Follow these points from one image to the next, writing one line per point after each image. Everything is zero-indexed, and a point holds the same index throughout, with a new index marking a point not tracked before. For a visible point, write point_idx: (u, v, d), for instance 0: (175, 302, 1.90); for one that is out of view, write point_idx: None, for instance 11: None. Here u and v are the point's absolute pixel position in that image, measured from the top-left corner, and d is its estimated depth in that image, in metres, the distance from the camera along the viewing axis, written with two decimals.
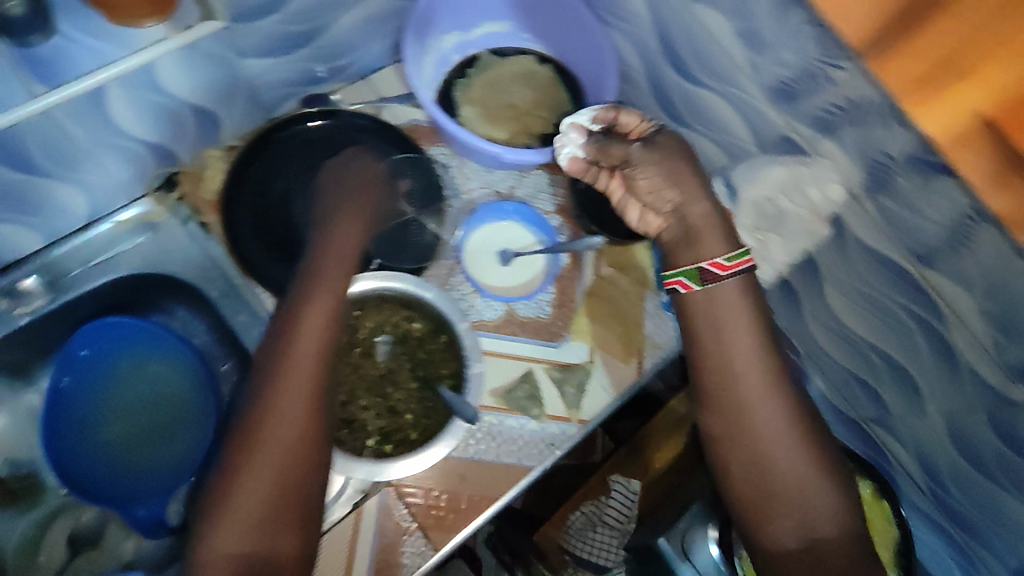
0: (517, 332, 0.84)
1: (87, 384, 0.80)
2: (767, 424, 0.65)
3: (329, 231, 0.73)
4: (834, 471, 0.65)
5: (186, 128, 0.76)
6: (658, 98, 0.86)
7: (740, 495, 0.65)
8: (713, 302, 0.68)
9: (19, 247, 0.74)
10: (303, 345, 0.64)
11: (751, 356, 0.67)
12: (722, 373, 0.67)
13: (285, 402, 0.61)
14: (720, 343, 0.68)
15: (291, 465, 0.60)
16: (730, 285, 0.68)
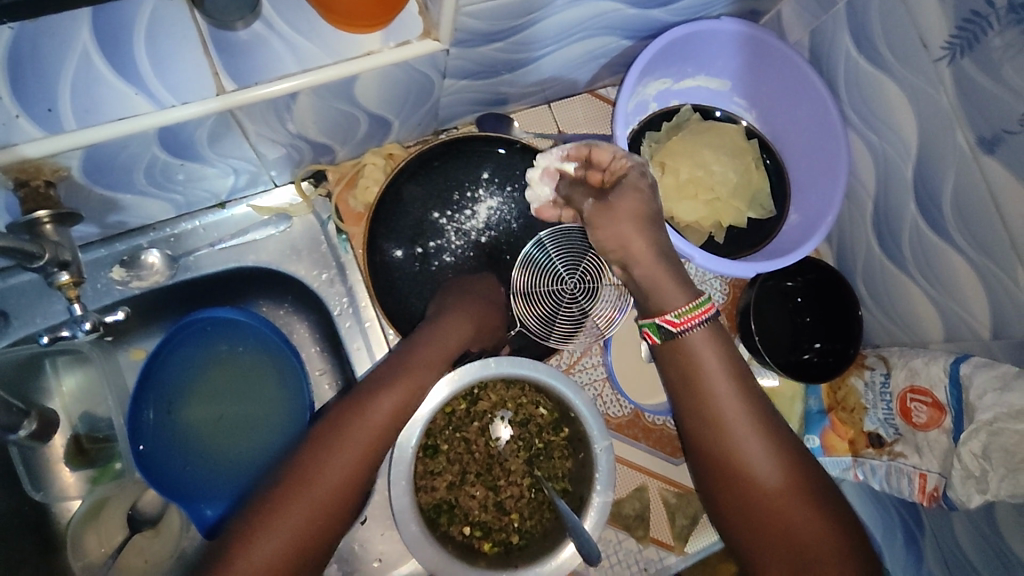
0: (642, 437, 0.75)
1: (176, 364, 0.75)
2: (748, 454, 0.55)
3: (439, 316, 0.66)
4: (839, 518, 0.54)
5: (356, 131, 0.67)
6: (877, 227, 0.74)
7: (746, 530, 0.55)
8: (689, 357, 0.57)
9: (149, 215, 0.67)
10: (388, 403, 0.58)
11: (729, 388, 0.57)
12: (715, 415, 0.56)
13: (329, 467, 0.53)
14: (702, 379, 0.57)
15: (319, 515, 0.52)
16: (698, 338, 0.57)
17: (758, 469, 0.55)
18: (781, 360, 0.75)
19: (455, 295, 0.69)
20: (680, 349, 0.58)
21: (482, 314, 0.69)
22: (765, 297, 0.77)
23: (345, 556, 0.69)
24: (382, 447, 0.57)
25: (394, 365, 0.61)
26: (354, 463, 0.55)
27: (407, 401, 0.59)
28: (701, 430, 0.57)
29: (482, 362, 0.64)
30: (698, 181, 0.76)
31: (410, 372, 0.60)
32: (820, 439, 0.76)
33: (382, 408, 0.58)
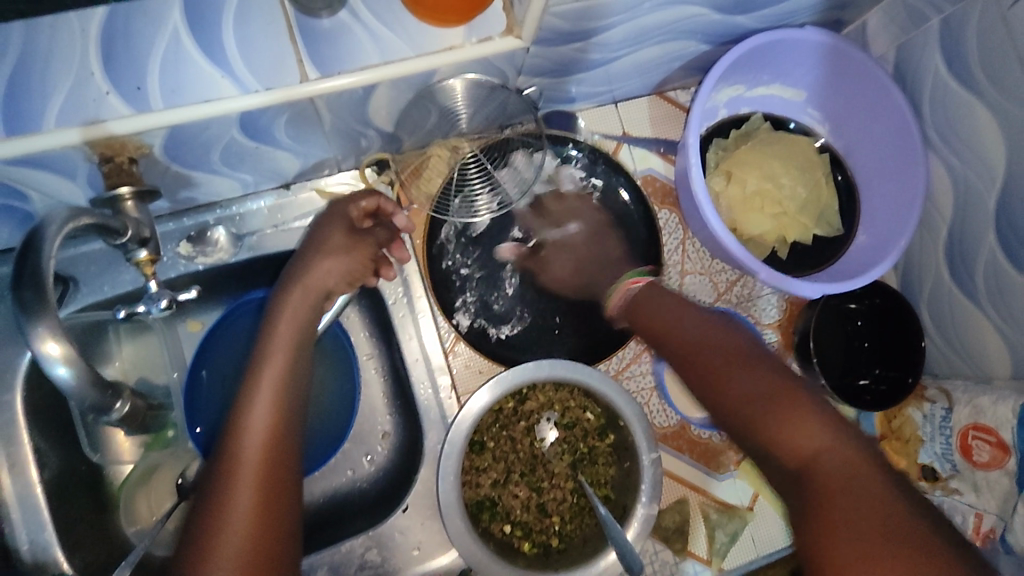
0: (686, 449, 0.75)
1: (229, 338, 0.76)
2: (699, 348, 0.59)
3: (302, 263, 0.63)
4: (813, 401, 0.51)
5: (425, 122, 0.67)
6: (950, 254, 0.72)
7: (741, 440, 0.54)
8: (640, 302, 0.67)
9: (217, 192, 0.68)
10: (277, 354, 0.59)
11: (671, 315, 0.63)
12: (671, 345, 0.61)
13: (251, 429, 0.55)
14: (640, 315, 0.66)
15: (260, 523, 0.52)
16: (629, 294, 0.68)
17: (729, 375, 0.56)
18: (838, 383, 0.73)
19: (308, 246, 0.64)
20: (625, 304, 0.68)
21: (343, 253, 0.65)
22: (823, 317, 0.75)
23: (384, 542, 0.69)
24: (283, 443, 0.56)
25: (251, 376, 0.58)
26: (271, 418, 0.56)
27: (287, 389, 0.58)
28: (672, 359, 0.62)
29: (539, 364, 0.64)
30: (765, 193, 0.74)
31: (275, 359, 0.58)
32: None
33: (254, 431, 0.55)
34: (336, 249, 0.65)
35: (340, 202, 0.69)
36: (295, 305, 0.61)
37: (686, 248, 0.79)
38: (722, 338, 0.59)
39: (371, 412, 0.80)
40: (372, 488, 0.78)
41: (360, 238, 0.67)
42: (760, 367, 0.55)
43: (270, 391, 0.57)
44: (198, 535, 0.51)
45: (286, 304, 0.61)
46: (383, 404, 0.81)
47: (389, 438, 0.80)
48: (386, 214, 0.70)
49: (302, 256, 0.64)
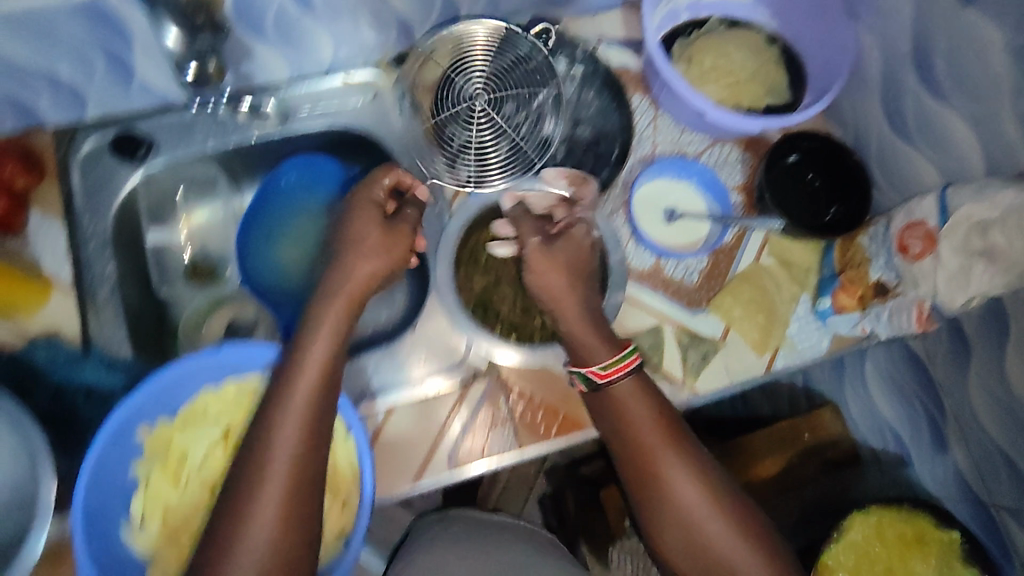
0: (660, 288, 0.84)
1: (279, 204, 0.91)
2: (668, 477, 0.71)
3: (347, 268, 0.72)
4: (761, 535, 0.71)
5: (432, 8, 0.84)
6: (886, 106, 0.82)
7: (673, 539, 0.72)
8: (617, 404, 0.72)
9: (267, 73, 0.86)
10: (306, 374, 0.64)
11: (651, 427, 0.72)
12: (646, 456, 0.72)
13: (279, 441, 0.61)
14: (624, 416, 0.72)
15: (289, 514, 0.60)
16: (620, 385, 0.72)
17: (692, 506, 0.71)
18: (804, 224, 0.83)
19: (346, 243, 0.73)
20: (610, 395, 0.73)
21: (378, 250, 0.73)
22: (780, 171, 0.85)
23: (394, 354, 0.81)
24: (309, 467, 0.62)
25: (273, 401, 0.63)
26: (302, 425, 0.62)
27: (318, 396, 0.63)
28: (637, 465, 0.72)
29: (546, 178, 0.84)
30: (720, 68, 0.88)
31: (312, 358, 0.65)
32: (831, 301, 0.82)
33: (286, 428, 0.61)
34: (371, 248, 0.73)
35: (365, 188, 0.77)
36: (332, 311, 0.69)
37: (657, 125, 0.91)
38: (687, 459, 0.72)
39: None
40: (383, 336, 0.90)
41: (392, 227, 0.75)
42: (719, 506, 0.71)
43: (295, 416, 0.62)
44: (226, 543, 0.58)
45: (322, 325, 0.68)
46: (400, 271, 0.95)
47: (405, 297, 0.94)
48: (407, 188, 0.79)
49: (337, 283, 0.71)
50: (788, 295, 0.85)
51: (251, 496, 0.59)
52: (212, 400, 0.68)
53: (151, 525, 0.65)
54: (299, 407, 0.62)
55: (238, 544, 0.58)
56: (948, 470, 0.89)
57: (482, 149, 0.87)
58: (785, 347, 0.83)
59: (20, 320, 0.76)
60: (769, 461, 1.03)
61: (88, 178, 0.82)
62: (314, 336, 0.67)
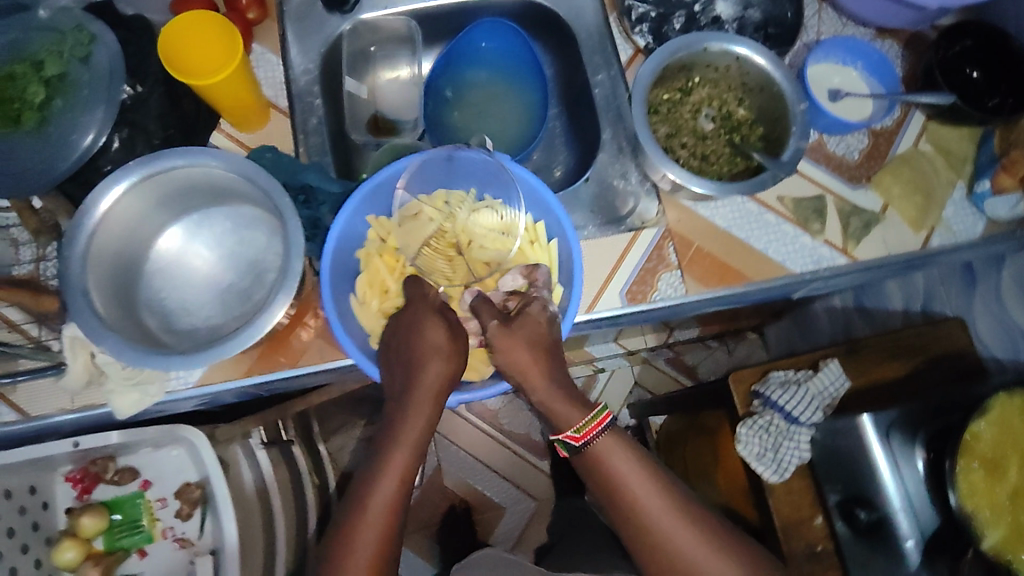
0: (821, 161, 0.88)
1: (464, 73, 0.99)
2: (654, 522, 0.68)
3: (392, 439, 0.66)
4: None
5: None
6: None
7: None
8: (599, 462, 0.70)
9: None
10: (377, 497, 0.65)
11: (648, 492, 0.68)
12: (645, 526, 0.68)
13: (359, 540, 0.64)
14: (616, 483, 0.69)
15: (376, 574, 0.64)
16: (599, 442, 0.69)
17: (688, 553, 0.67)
18: (970, 106, 0.86)
19: (410, 356, 0.66)
20: (593, 454, 0.70)
21: (446, 356, 0.66)
22: (944, 63, 0.89)
23: (570, 202, 0.88)
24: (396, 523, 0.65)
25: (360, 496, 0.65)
26: (376, 534, 0.64)
27: (400, 484, 0.65)
28: (625, 522, 0.70)
29: (731, 39, 0.81)
30: None
31: (382, 489, 0.64)
32: (990, 182, 0.85)
33: (383, 488, 0.64)
34: (438, 351, 0.66)
35: (421, 302, 0.70)
36: (397, 453, 0.65)
37: (823, 15, 0.94)
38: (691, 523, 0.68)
39: (551, 147, 1.01)
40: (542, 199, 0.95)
41: (456, 331, 0.67)
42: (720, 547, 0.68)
43: (371, 538, 0.64)
44: None
45: (403, 434, 0.66)
46: (559, 144, 1.01)
47: (564, 168, 1.00)
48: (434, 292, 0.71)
49: (406, 391, 0.66)
50: (945, 180, 0.88)
51: (348, 546, 0.63)
52: (425, 204, 0.76)
53: (371, 301, 0.73)
54: (383, 498, 0.64)
55: None
56: None
57: (658, 23, 0.92)
58: (941, 227, 0.86)
59: (242, 134, 0.83)
60: (886, 366, 1.05)
61: (303, 21, 0.90)
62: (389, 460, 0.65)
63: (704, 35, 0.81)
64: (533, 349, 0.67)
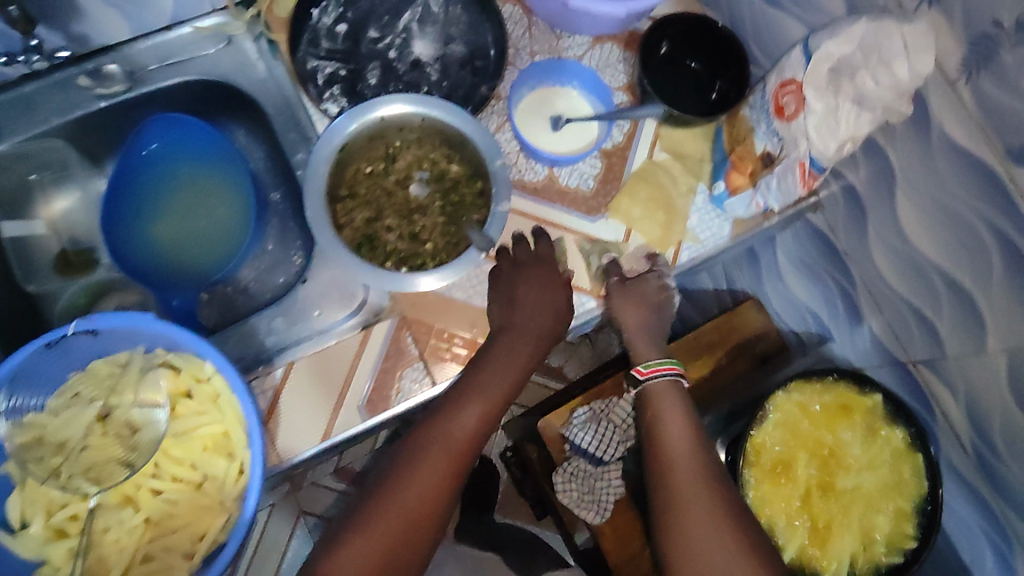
0: (556, 199, 0.82)
1: (145, 182, 0.86)
2: (685, 476, 0.71)
3: (499, 361, 0.72)
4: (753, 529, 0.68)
5: None
6: None
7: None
8: (657, 402, 0.77)
9: (108, 33, 0.80)
10: (454, 427, 0.69)
11: (685, 448, 0.73)
12: (669, 463, 0.73)
13: (414, 476, 0.66)
14: (660, 428, 0.76)
15: (431, 498, 0.66)
16: (659, 383, 0.78)
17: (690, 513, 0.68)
18: (693, 109, 0.80)
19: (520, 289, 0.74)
20: (648, 394, 0.79)
21: (506, 353, 0.73)
22: (658, 66, 0.82)
23: (291, 309, 0.77)
24: (456, 469, 0.68)
25: (459, 390, 0.71)
26: (444, 464, 0.67)
27: (482, 418, 0.70)
28: (661, 477, 0.73)
29: (406, 98, 0.72)
30: None
31: (473, 410, 0.70)
32: (724, 183, 0.80)
33: (463, 422, 0.69)
34: (536, 296, 0.74)
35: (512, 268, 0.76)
36: (493, 399, 0.71)
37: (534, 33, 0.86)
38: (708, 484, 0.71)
39: (284, 234, 0.90)
40: (266, 295, 0.88)
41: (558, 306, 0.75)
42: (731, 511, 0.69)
43: (469, 416, 0.69)
44: (339, 540, 0.64)
45: (487, 361, 0.72)
46: (290, 229, 0.90)
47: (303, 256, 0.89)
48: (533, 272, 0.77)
49: (504, 327, 0.74)
50: (684, 187, 0.83)
51: (405, 478, 0.66)
52: (80, 387, 0.65)
53: (33, 523, 0.63)
54: (449, 443, 0.68)
55: (387, 501, 0.65)
56: (866, 338, 0.90)
57: (350, 81, 0.81)
58: (688, 239, 0.82)
59: None
60: (696, 365, 1.00)
61: None
62: (495, 356, 0.72)
63: (375, 99, 0.72)
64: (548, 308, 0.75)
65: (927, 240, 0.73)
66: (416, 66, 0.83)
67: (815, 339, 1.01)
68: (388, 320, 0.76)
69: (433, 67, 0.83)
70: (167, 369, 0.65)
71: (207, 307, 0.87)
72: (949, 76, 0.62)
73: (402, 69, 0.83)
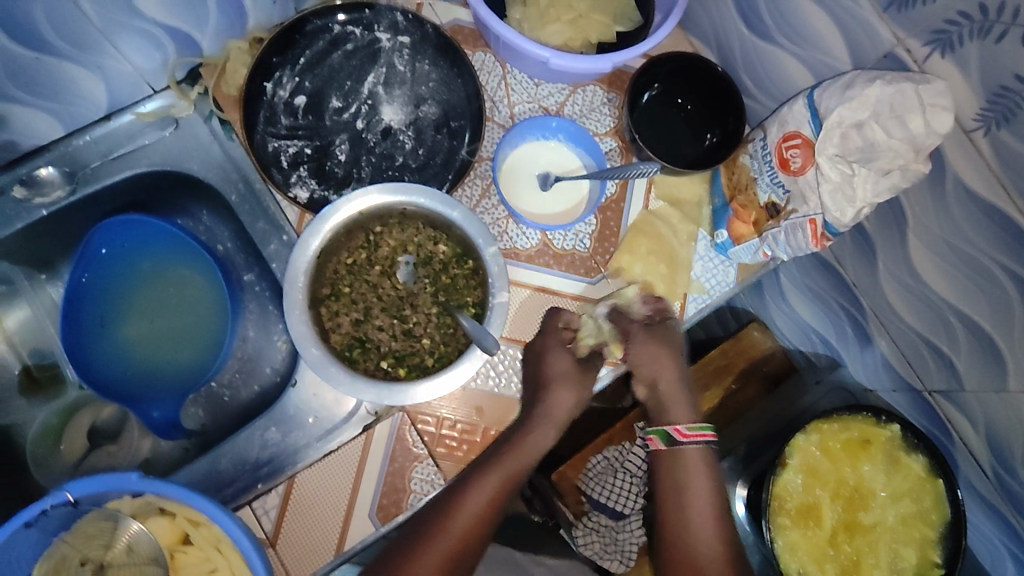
0: (552, 264, 0.77)
1: (105, 286, 0.80)
2: (704, 556, 0.63)
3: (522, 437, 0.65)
4: None
5: (207, 9, 0.70)
6: (738, 4, 0.74)
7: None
8: (684, 470, 0.66)
9: (37, 132, 0.71)
10: (470, 505, 0.61)
11: (713, 522, 0.64)
12: (694, 545, 0.63)
13: (422, 558, 0.57)
14: (687, 499, 0.65)
15: None
16: (693, 450, 0.67)
17: None
18: (688, 159, 0.77)
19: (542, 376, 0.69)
20: (676, 455, 0.67)
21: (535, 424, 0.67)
22: (648, 112, 0.78)
23: (283, 417, 0.72)
24: (467, 555, 0.59)
25: (485, 465, 0.63)
26: (452, 550, 0.58)
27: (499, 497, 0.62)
28: (677, 560, 0.63)
29: (384, 187, 0.66)
30: (559, 3, 0.77)
31: (489, 487, 0.62)
32: (727, 231, 0.77)
33: (470, 505, 0.60)
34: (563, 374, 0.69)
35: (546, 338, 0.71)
36: (511, 476, 0.63)
37: (509, 82, 0.81)
38: (734, 565, 0.62)
39: (263, 320, 0.84)
40: (254, 389, 0.81)
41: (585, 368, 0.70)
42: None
43: (478, 498, 0.61)
44: None
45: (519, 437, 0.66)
46: (270, 314, 0.84)
47: (286, 342, 0.83)
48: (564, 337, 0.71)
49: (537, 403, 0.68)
50: (685, 235, 0.79)
51: (411, 558, 0.57)
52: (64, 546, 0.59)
53: None
54: (464, 524, 0.60)
55: None
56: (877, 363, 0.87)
57: (317, 159, 0.75)
58: (694, 291, 0.78)
59: None
60: (708, 396, 0.97)
61: None
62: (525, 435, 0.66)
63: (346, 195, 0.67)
64: (573, 386, 0.69)
65: (941, 280, 0.69)
66: (388, 135, 0.77)
67: (823, 360, 0.98)
68: (392, 416, 0.70)
69: (406, 133, 0.77)
70: (164, 516, 0.60)
71: (192, 407, 0.80)
72: (965, 126, 0.58)
73: (372, 138, 0.76)
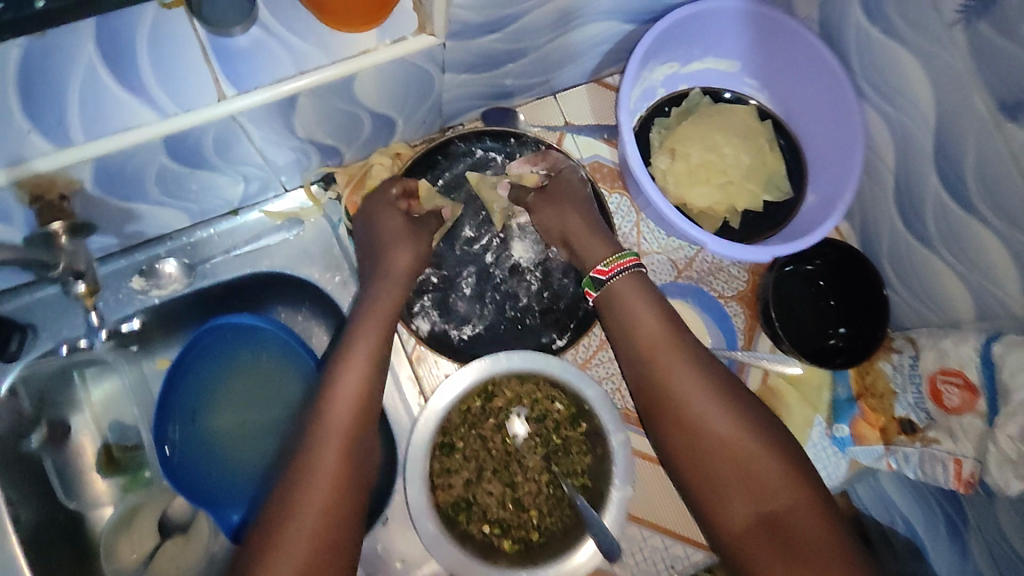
0: None
1: (198, 374, 0.77)
2: (677, 378, 0.63)
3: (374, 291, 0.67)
4: (770, 426, 0.61)
5: (360, 130, 0.67)
6: (901, 203, 0.70)
7: (686, 476, 0.61)
8: (615, 299, 0.67)
9: (163, 224, 0.69)
10: (361, 353, 0.62)
11: (659, 332, 0.65)
12: (662, 374, 0.63)
13: (326, 450, 0.56)
14: (628, 321, 0.66)
15: (340, 481, 0.56)
16: (618, 282, 0.67)
17: (708, 425, 0.60)
18: (816, 347, 0.73)
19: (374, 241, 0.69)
20: (609, 293, 0.68)
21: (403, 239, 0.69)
22: (787, 289, 0.75)
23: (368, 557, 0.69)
24: (361, 438, 0.59)
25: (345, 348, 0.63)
26: (344, 434, 0.58)
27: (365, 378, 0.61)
28: (659, 405, 0.63)
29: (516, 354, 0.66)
30: (711, 166, 0.74)
31: (361, 349, 0.63)
32: (849, 428, 0.74)
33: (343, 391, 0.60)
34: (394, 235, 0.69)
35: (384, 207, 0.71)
36: (385, 305, 0.66)
37: (641, 230, 0.79)
38: (715, 385, 0.62)
39: None
40: None
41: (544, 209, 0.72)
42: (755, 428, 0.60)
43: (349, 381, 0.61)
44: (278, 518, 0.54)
45: (380, 299, 0.66)
46: None
47: None
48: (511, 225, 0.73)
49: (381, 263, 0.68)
50: (801, 420, 0.75)
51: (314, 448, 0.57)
52: None
53: None
54: (351, 387, 0.60)
55: (305, 486, 0.55)
56: None
57: (443, 291, 0.73)
58: None
59: None
60: None
61: None
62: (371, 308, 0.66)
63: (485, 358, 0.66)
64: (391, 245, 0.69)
65: None
66: (515, 272, 0.74)
67: None
68: None
69: (534, 272, 0.75)
70: None
71: None
72: None
73: (498, 272, 0.74)
